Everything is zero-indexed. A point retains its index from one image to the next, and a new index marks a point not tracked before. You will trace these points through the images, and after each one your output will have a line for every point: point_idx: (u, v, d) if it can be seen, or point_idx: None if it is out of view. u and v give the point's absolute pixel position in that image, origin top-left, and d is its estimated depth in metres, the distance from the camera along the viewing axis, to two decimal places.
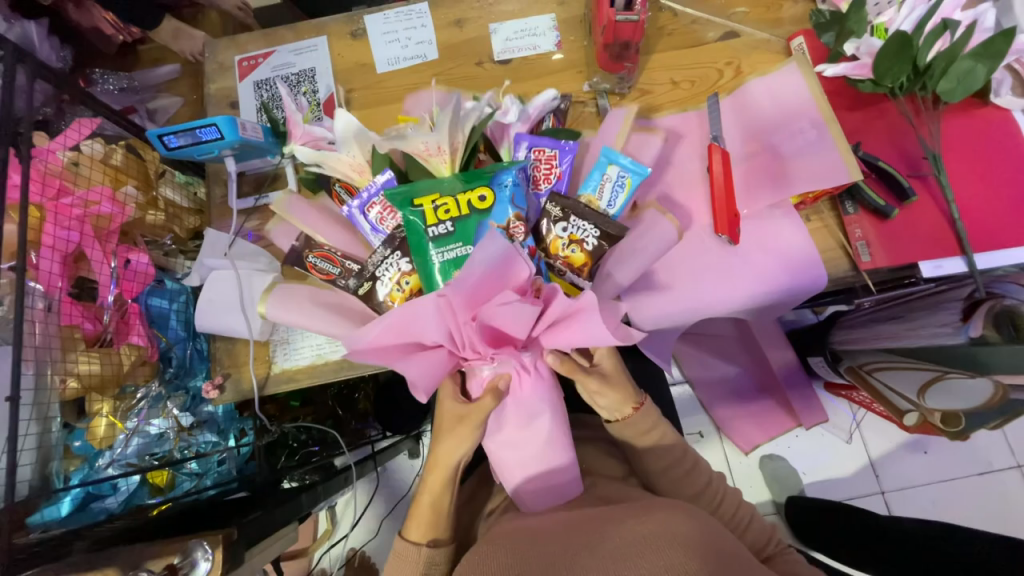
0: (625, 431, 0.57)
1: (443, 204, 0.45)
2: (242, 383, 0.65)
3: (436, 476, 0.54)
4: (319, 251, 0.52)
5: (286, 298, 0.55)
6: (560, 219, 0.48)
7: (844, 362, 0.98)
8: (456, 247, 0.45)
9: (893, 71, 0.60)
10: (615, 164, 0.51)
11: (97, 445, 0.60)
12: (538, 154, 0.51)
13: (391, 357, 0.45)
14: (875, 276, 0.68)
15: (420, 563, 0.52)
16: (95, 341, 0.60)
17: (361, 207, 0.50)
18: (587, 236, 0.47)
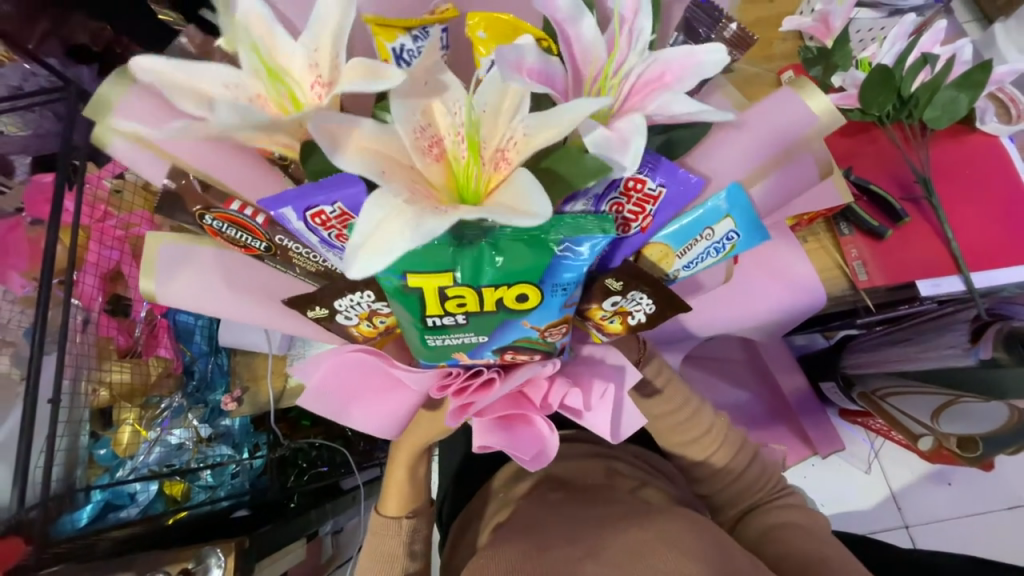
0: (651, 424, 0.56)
1: (458, 296, 0.36)
2: (259, 396, 0.69)
3: (405, 452, 0.56)
4: (221, 214, 0.39)
5: (186, 264, 0.46)
6: (615, 292, 0.41)
7: (855, 388, 0.97)
8: (463, 336, 0.39)
9: (879, 100, 0.63)
10: (733, 216, 0.41)
11: (121, 454, 0.63)
12: (635, 182, 0.38)
13: (346, 404, 0.48)
14: (875, 296, 0.70)
15: (400, 535, 0.56)
16: (125, 351, 0.64)
17: (299, 210, 0.34)
18: (635, 312, 0.42)
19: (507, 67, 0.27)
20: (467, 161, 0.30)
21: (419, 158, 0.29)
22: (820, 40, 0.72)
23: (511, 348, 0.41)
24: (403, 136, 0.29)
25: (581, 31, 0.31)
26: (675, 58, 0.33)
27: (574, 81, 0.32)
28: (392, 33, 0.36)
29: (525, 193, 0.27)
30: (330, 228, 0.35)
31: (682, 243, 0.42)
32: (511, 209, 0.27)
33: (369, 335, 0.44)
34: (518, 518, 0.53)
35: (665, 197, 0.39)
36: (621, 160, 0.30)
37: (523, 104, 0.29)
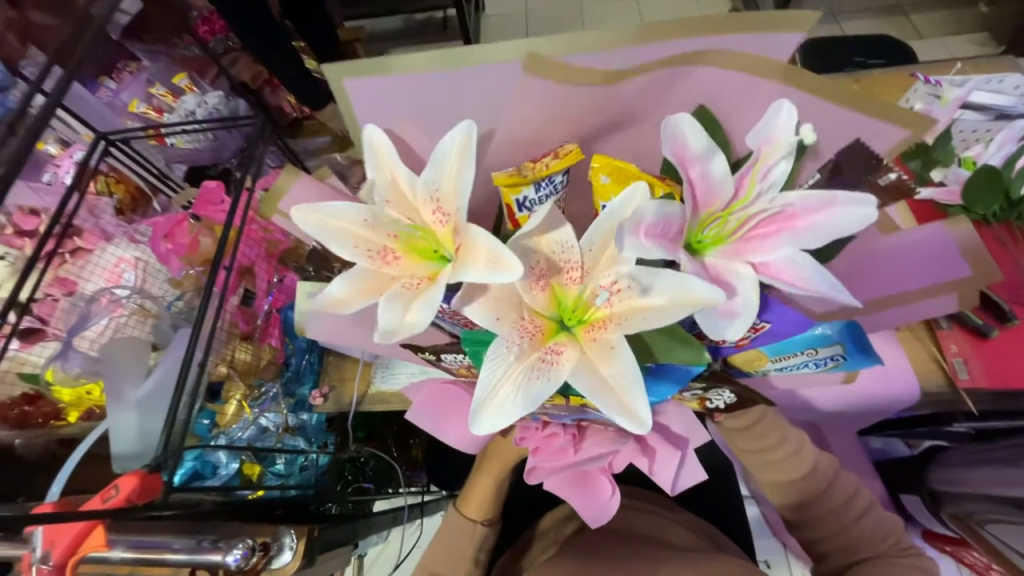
0: (751, 457, 0.57)
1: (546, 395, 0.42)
2: (343, 396, 0.75)
3: (496, 462, 0.61)
4: None
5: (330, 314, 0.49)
6: (700, 389, 0.45)
7: (946, 508, 0.87)
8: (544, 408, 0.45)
9: (985, 199, 0.63)
10: (843, 343, 0.43)
11: (222, 426, 0.70)
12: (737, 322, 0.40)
13: (443, 421, 0.57)
14: (978, 399, 0.66)
15: (472, 537, 0.61)
16: (246, 335, 0.73)
17: None
18: (715, 398, 0.46)
19: (633, 237, 0.31)
20: (575, 305, 0.35)
21: (531, 297, 0.35)
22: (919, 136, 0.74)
23: (587, 419, 0.47)
24: (519, 284, 0.34)
25: (712, 170, 0.33)
26: (813, 205, 0.33)
27: (695, 212, 0.34)
28: (519, 185, 0.39)
29: (627, 386, 0.33)
30: (450, 315, 0.41)
31: (780, 355, 0.45)
32: (622, 404, 0.33)
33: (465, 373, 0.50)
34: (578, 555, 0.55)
35: (766, 327, 0.41)
36: (728, 333, 0.34)
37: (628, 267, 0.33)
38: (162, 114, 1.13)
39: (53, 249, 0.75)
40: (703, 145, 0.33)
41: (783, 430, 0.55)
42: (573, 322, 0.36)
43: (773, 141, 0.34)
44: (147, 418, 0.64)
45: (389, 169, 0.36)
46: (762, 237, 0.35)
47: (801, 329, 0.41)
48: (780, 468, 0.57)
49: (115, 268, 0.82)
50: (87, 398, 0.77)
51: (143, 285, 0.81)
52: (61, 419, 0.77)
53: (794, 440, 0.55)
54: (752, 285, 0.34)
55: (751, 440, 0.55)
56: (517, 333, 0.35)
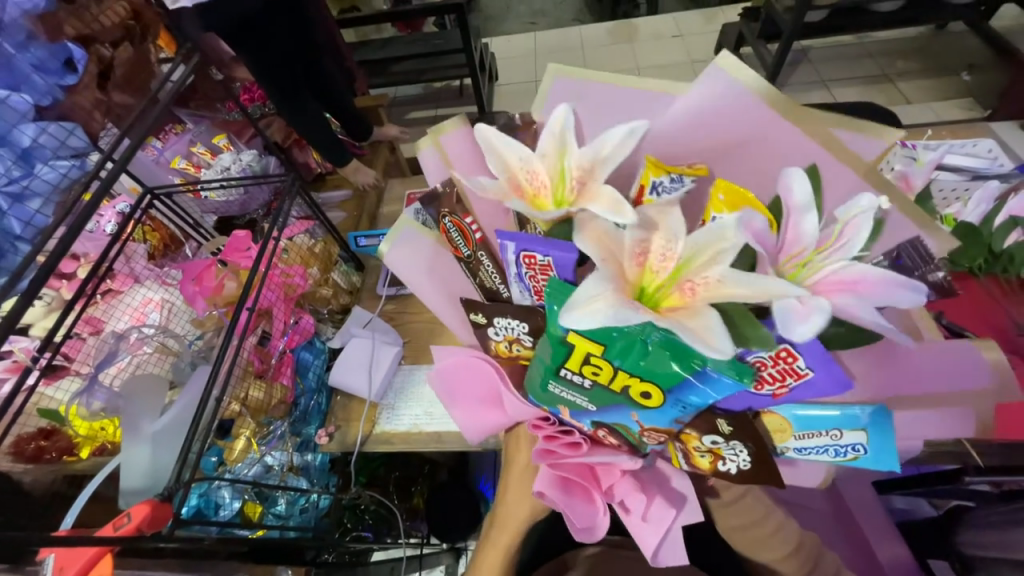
0: (735, 525, 0.56)
1: (597, 365, 0.38)
2: (348, 435, 0.75)
3: (510, 523, 0.60)
4: (455, 221, 0.45)
5: (410, 248, 0.51)
6: (721, 438, 0.43)
7: None
8: (576, 394, 0.42)
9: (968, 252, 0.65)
10: (868, 432, 0.40)
11: (230, 462, 0.72)
12: (783, 355, 0.35)
13: (457, 396, 0.58)
14: (984, 451, 0.65)
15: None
16: (260, 374, 0.77)
17: (517, 247, 0.37)
18: (731, 460, 0.44)
19: (740, 225, 0.30)
20: (671, 281, 0.32)
21: (630, 260, 0.32)
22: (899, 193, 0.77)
23: (606, 426, 0.46)
24: (627, 241, 0.32)
25: (802, 222, 0.32)
26: (878, 278, 0.31)
27: (778, 251, 0.32)
28: (660, 169, 0.37)
29: (711, 330, 0.29)
30: (530, 274, 0.39)
31: (806, 430, 0.42)
32: (697, 331, 0.29)
33: (500, 352, 0.49)
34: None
35: (809, 377, 0.36)
36: (792, 334, 0.29)
37: (728, 256, 0.30)
38: (200, 169, 1.24)
39: (89, 291, 0.81)
40: (807, 195, 0.32)
41: (767, 506, 0.55)
42: (655, 295, 0.32)
43: (861, 211, 0.32)
44: (158, 453, 0.66)
45: (556, 138, 0.37)
46: (829, 289, 0.32)
47: (841, 390, 0.37)
48: (768, 545, 0.56)
49: (140, 308, 0.88)
50: (100, 433, 0.80)
51: (165, 322, 0.87)
52: (72, 454, 0.80)
53: (778, 516, 0.55)
54: (830, 305, 0.30)
55: (740, 515, 0.54)
56: (612, 274, 0.31)
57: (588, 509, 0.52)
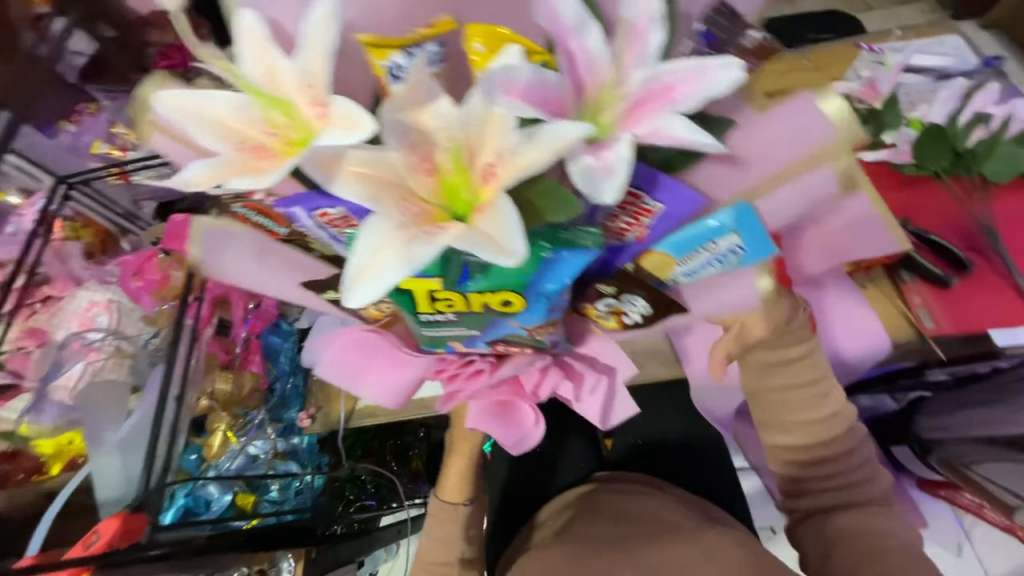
0: (776, 395, 0.57)
1: (445, 296, 0.38)
2: (330, 415, 0.76)
3: (464, 445, 0.61)
4: (248, 203, 0.38)
5: (227, 247, 0.44)
6: (612, 296, 0.43)
7: (934, 456, 0.87)
8: (455, 327, 0.42)
9: (934, 156, 0.67)
10: (738, 233, 0.37)
11: (209, 458, 0.69)
12: (630, 198, 0.35)
13: (348, 378, 0.56)
14: (948, 347, 0.68)
15: (458, 519, 0.63)
16: (225, 365, 0.72)
17: (307, 211, 0.35)
18: (632, 311, 0.44)
19: (493, 92, 0.27)
20: (460, 174, 0.29)
21: (410, 176, 0.29)
22: (868, 101, 0.77)
23: (502, 341, 0.45)
24: (392, 155, 0.28)
25: (586, 40, 0.29)
26: (692, 73, 0.29)
27: (575, 93, 0.29)
28: (386, 49, 0.31)
29: (502, 228, 0.28)
30: (335, 226, 0.37)
31: (683, 255, 0.38)
32: (488, 243, 0.28)
33: (376, 316, 0.46)
34: (571, 549, 0.61)
35: (660, 211, 0.37)
36: (606, 197, 0.28)
37: (511, 123, 0.27)
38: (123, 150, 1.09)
39: (28, 304, 0.76)
40: (574, 11, 0.28)
41: (818, 370, 0.57)
42: (465, 201, 0.30)
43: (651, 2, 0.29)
44: (129, 459, 0.63)
45: (259, 54, 0.30)
46: (647, 109, 0.30)
47: (695, 206, 0.36)
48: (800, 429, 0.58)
49: (85, 313, 0.76)
50: (68, 449, 0.75)
51: (117, 326, 0.76)
52: (42, 473, 0.74)
53: (824, 387, 0.57)
54: (629, 145, 0.29)
55: (785, 379, 0.56)
56: (398, 210, 0.29)
57: (515, 416, 0.54)
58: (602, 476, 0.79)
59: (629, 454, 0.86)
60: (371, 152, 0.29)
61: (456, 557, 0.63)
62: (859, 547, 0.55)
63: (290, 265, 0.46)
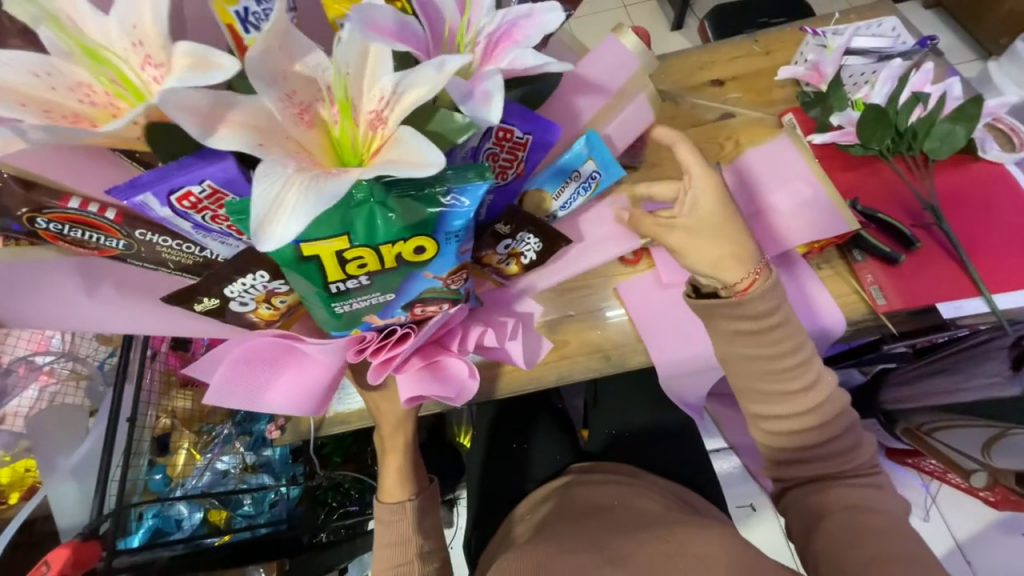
0: (760, 359, 0.59)
1: (355, 256, 0.38)
2: (300, 424, 0.71)
3: (395, 439, 0.64)
4: (56, 214, 0.37)
5: (37, 285, 0.43)
6: (508, 236, 0.47)
7: (899, 424, 0.93)
8: (372, 294, 0.43)
9: (876, 134, 0.71)
10: (593, 159, 0.49)
11: (173, 478, 0.67)
12: (505, 135, 0.42)
13: (251, 400, 0.52)
14: (898, 321, 0.71)
15: (408, 514, 0.62)
16: (185, 381, 0.70)
17: (161, 196, 0.34)
18: (526, 249, 0.50)
19: (362, 27, 0.29)
20: (347, 122, 0.33)
21: (292, 126, 0.31)
22: (814, 85, 0.82)
23: (419, 301, 0.46)
24: (269, 105, 0.30)
25: None
26: (525, 18, 0.36)
27: (434, 37, 0.34)
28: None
29: (409, 147, 0.30)
30: (200, 210, 0.36)
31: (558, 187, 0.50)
32: (393, 163, 0.30)
33: (269, 318, 0.48)
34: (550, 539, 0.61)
35: (530, 142, 0.44)
36: (491, 117, 0.31)
37: (386, 65, 0.31)
38: None
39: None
40: None
41: (800, 340, 0.58)
42: (352, 152, 0.34)
43: None
44: (87, 484, 0.62)
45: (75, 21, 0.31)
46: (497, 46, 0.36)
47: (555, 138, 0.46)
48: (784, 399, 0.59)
49: (39, 335, 0.72)
50: (27, 475, 0.71)
51: (71, 348, 0.72)
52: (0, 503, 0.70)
53: (807, 354, 0.58)
54: (499, 73, 0.32)
55: (764, 346, 0.58)
56: (288, 159, 0.30)
57: (448, 369, 0.54)
58: (579, 467, 0.80)
59: (607, 444, 0.88)
60: (249, 104, 0.30)
61: (413, 554, 0.61)
62: (847, 528, 0.54)
63: (144, 288, 0.47)
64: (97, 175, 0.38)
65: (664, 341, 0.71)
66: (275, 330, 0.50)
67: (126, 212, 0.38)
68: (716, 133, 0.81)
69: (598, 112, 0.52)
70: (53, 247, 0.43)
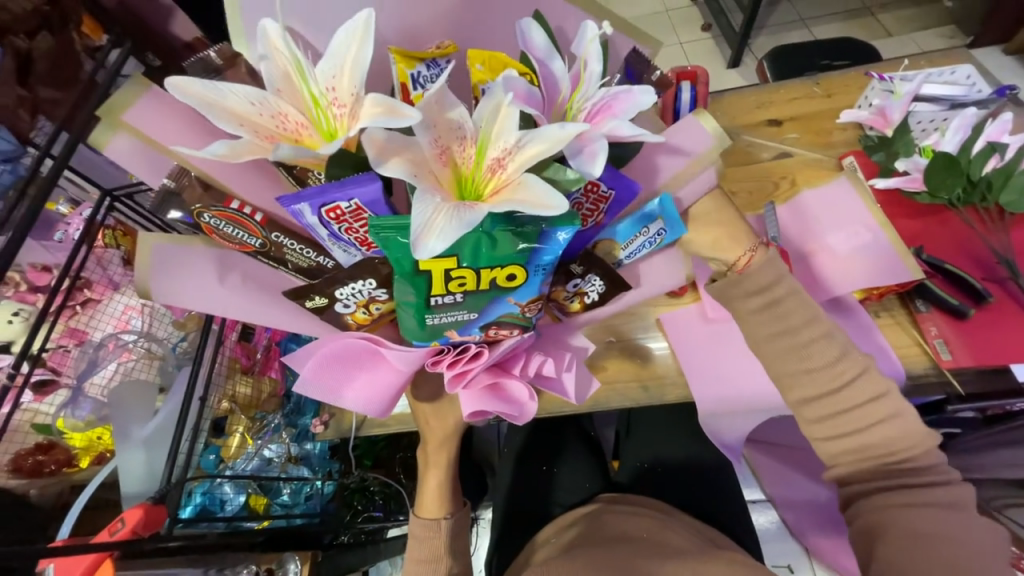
0: (804, 370, 0.55)
1: (459, 276, 0.41)
2: (342, 422, 0.75)
3: (434, 450, 0.66)
4: (219, 212, 0.41)
5: (180, 266, 0.47)
6: (579, 276, 0.49)
7: None
8: (458, 312, 0.46)
9: (947, 182, 0.68)
10: (662, 217, 0.47)
11: (226, 459, 0.72)
12: (591, 187, 0.43)
13: (331, 393, 0.57)
14: (965, 378, 0.67)
15: (442, 533, 0.64)
16: (247, 369, 0.76)
17: (314, 206, 0.38)
18: (592, 291, 0.51)
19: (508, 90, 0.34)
20: (477, 167, 0.36)
21: (436, 164, 0.35)
22: (879, 129, 0.79)
23: (494, 324, 0.49)
24: (423, 145, 0.34)
25: (553, 68, 0.38)
26: (619, 97, 0.38)
27: (548, 105, 0.38)
28: (413, 60, 0.41)
29: (541, 193, 0.33)
30: (340, 221, 0.39)
31: (626, 238, 0.48)
32: (533, 203, 0.33)
33: (361, 322, 0.52)
34: (573, 559, 0.60)
35: (613, 198, 0.45)
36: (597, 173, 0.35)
37: (515, 121, 0.34)
38: None
39: (71, 304, 0.76)
40: (545, 47, 0.38)
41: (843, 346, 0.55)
42: (477, 188, 0.36)
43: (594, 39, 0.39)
44: (154, 455, 0.68)
45: (279, 58, 0.36)
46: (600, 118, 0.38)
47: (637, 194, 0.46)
48: (816, 380, 0.55)
49: (122, 315, 0.80)
50: (99, 442, 0.79)
51: (148, 329, 0.81)
52: (73, 465, 0.78)
53: (853, 360, 0.55)
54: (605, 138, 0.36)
55: (804, 354, 0.55)
56: (436, 191, 0.34)
57: (510, 393, 0.57)
58: (607, 497, 0.79)
59: (636, 478, 0.87)
60: (409, 143, 0.34)
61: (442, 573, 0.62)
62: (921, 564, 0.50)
63: (265, 282, 0.50)
64: (262, 187, 0.44)
65: (708, 376, 0.70)
66: (366, 334, 0.54)
67: (270, 217, 0.43)
68: (773, 171, 0.82)
69: (674, 175, 0.50)
70: (198, 238, 0.47)
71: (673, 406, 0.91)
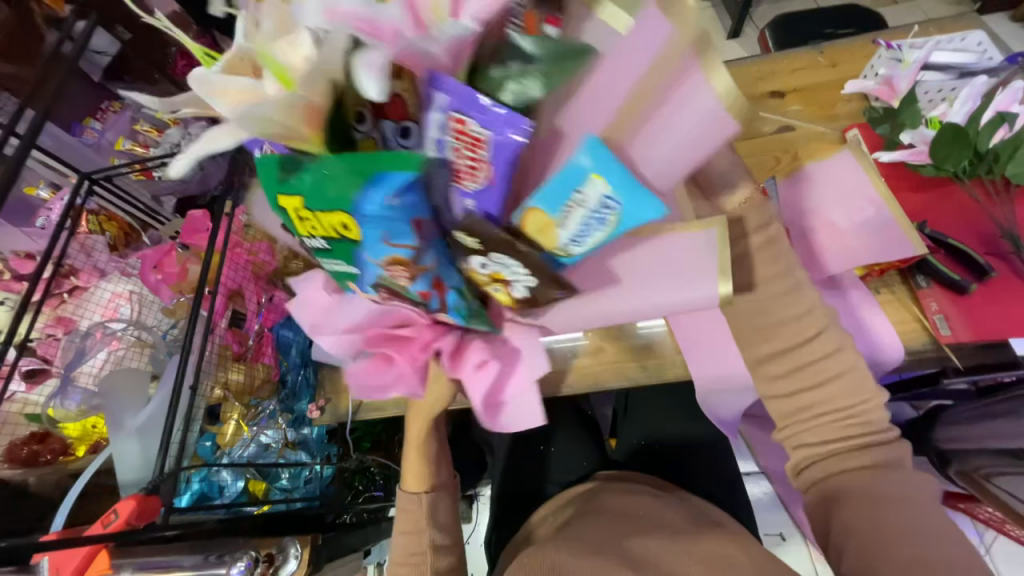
0: (780, 334, 0.48)
1: (305, 217, 0.34)
2: (338, 408, 0.78)
3: (419, 424, 0.62)
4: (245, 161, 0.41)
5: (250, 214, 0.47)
6: (478, 253, 0.36)
7: (954, 465, 0.86)
8: (337, 263, 0.38)
9: (952, 155, 0.66)
10: (602, 177, 0.31)
11: (222, 446, 0.72)
12: (460, 122, 0.30)
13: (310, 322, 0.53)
14: (962, 353, 0.66)
15: (423, 507, 0.63)
16: (239, 357, 0.75)
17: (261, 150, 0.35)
18: (510, 279, 0.37)
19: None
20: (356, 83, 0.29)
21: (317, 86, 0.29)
22: (885, 100, 0.77)
23: (384, 290, 0.40)
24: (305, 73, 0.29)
25: None
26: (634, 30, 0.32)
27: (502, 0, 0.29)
28: None
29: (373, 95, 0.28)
30: None
31: (556, 212, 0.33)
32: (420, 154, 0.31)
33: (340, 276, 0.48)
34: (571, 537, 0.60)
35: (505, 134, 0.30)
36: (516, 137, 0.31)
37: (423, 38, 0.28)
38: (149, 149, 1.00)
39: (59, 292, 0.77)
40: None
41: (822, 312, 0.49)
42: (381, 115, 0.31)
43: None
44: (148, 444, 0.67)
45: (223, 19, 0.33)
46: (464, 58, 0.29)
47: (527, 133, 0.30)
48: (787, 337, 0.48)
49: (110, 302, 0.80)
50: (94, 431, 0.78)
51: (137, 317, 0.80)
52: (69, 454, 0.77)
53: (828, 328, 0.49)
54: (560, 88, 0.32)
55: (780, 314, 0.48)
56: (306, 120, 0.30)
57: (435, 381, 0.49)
58: (606, 475, 0.80)
59: (633, 455, 0.87)
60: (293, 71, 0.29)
61: (426, 544, 0.62)
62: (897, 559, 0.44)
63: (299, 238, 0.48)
64: None
65: (706, 354, 0.70)
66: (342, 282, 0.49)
67: None
68: (775, 146, 0.80)
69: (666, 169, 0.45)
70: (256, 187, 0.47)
71: (670, 385, 0.91)
